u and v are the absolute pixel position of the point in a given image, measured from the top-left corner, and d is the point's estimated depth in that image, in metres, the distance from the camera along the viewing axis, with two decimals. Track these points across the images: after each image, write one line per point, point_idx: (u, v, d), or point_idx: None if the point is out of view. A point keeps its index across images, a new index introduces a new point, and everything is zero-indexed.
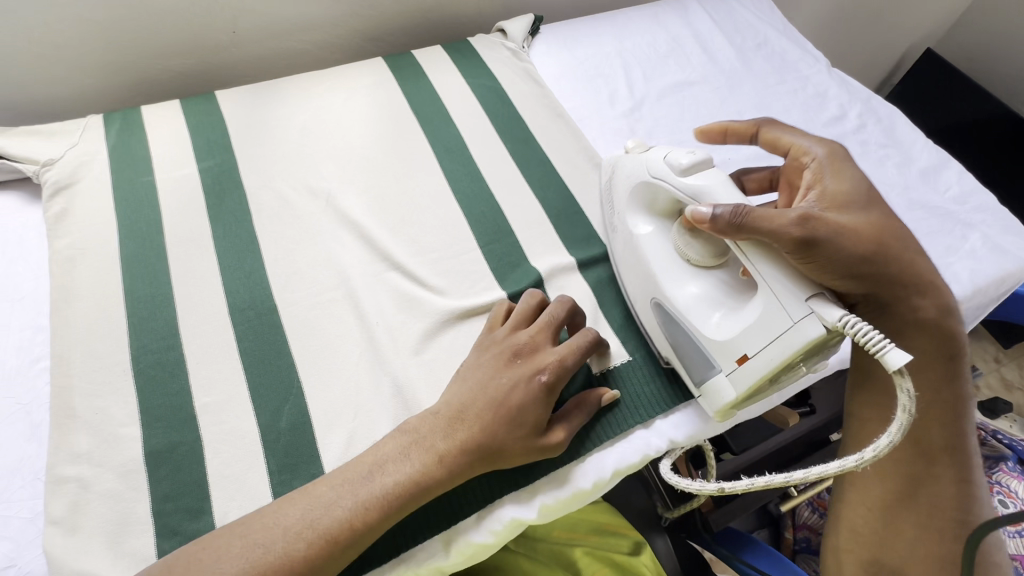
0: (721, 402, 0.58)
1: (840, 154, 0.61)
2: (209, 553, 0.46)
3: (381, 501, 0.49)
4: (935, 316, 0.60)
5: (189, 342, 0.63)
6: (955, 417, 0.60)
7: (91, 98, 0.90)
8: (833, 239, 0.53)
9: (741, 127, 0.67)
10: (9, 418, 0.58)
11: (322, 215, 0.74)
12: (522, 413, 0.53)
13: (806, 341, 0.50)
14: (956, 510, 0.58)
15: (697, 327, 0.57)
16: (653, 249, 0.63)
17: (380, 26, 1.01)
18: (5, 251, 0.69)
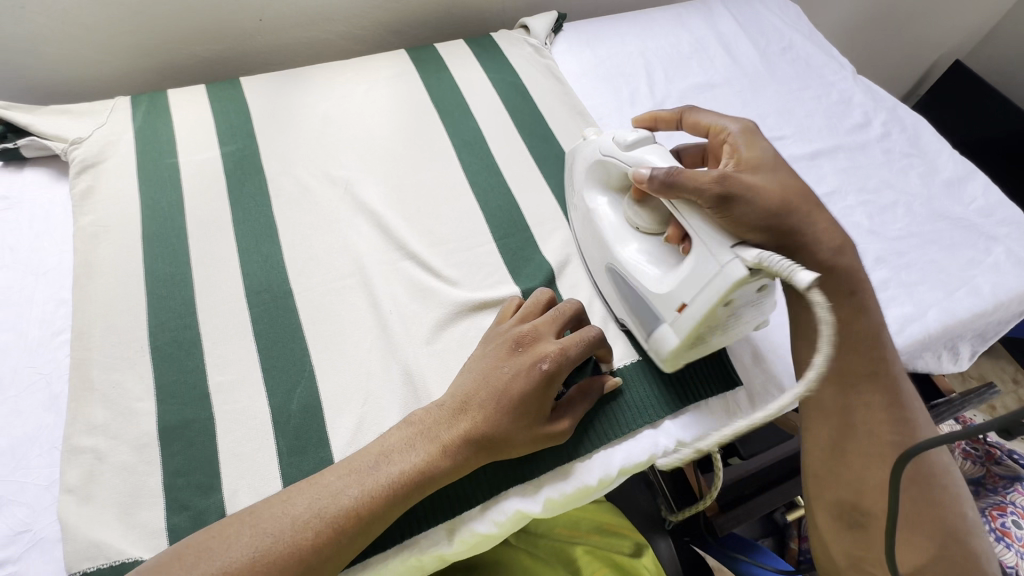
0: (665, 351, 0.59)
1: (755, 130, 0.62)
2: (216, 544, 0.45)
3: (388, 489, 0.49)
4: (836, 255, 0.58)
5: (205, 321, 0.64)
6: (874, 343, 0.58)
7: (119, 81, 0.92)
8: (747, 194, 0.54)
9: (666, 114, 0.69)
10: (30, 387, 0.59)
11: (340, 202, 0.75)
12: (523, 402, 0.53)
13: (732, 282, 0.50)
14: (893, 432, 0.55)
15: (642, 283, 0.59)
16: (608, 218, 0.66)
17: (405, 18, 1.02)
18: (31, 225, 0.71)
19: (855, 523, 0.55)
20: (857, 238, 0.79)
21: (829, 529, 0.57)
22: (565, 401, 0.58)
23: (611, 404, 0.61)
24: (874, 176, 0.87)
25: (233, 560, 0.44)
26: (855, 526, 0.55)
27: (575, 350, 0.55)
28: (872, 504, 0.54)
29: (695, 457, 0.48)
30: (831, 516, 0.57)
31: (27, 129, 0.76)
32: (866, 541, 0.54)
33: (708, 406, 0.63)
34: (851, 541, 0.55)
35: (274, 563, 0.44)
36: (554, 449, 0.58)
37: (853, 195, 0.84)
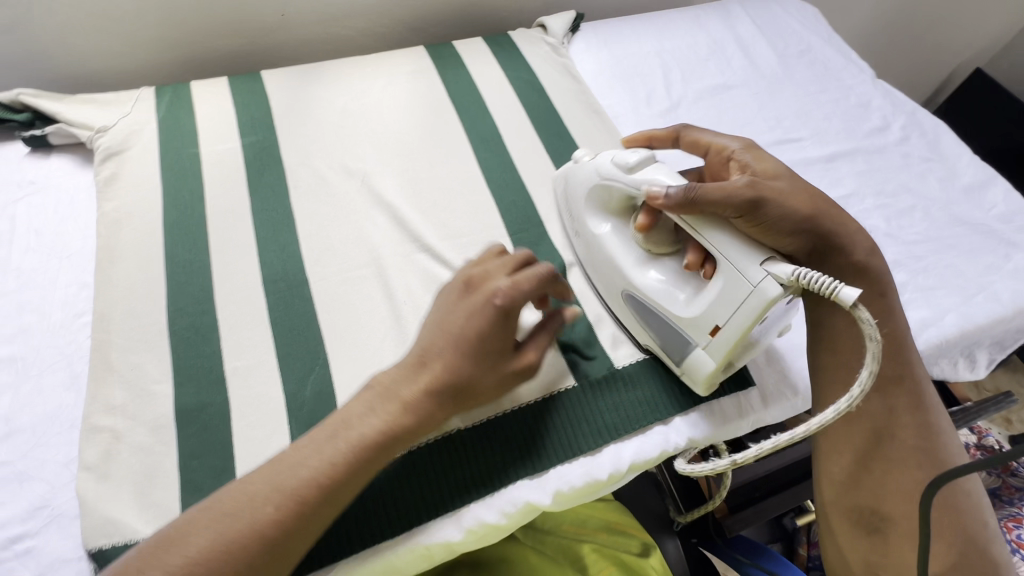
0: (699, 376, 0.58)
1: (755, 145, 0.62)
2: (175, 538, 0.43)
3: (351, 454, 0.48)
4: (867, 254, 0.60)
5: (222, 308, 0.65)
6: (900, 347, 0.58)
7: (144, 73, 0.94)
8: (771, 209, 0.55)
9: (660, 135, 0.68)
10: (52, 367, 0.61)
11: (357, 194, 0.76)
12: (482, 343, 0.53)
13: (768, 301, 0.52)
14: (919, 439, 0.55)
15: (666, 306, 0.59)
16: (616, 246, 0.64)
17: (424, 16, 1.03)
18: (56, 210, 0.73)
19: (872, 528, 0.55)
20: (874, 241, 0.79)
21: (842, 532, 0.56)
22: (527, 340, 0.58)
23: (623, 402, 0.61)
24: (893, 180, 0.86)
25: (190, 552, 0.43)
26: (873, 531, 0.55)
27: (528, 284, 0.55)
28: (893, 509, 0.54)
29: (733, 468, 0.55)
30: (848, 522, 0.56)
31: (55, 117, 0.77)
32: (882, 547, 0.54)
33: (721, 405, 0.63)
34: (867, 546, 0.55)
35: (230, 544, 0.43)
36: (562, 442, 0.58)
37: (870, 198, 0.83)
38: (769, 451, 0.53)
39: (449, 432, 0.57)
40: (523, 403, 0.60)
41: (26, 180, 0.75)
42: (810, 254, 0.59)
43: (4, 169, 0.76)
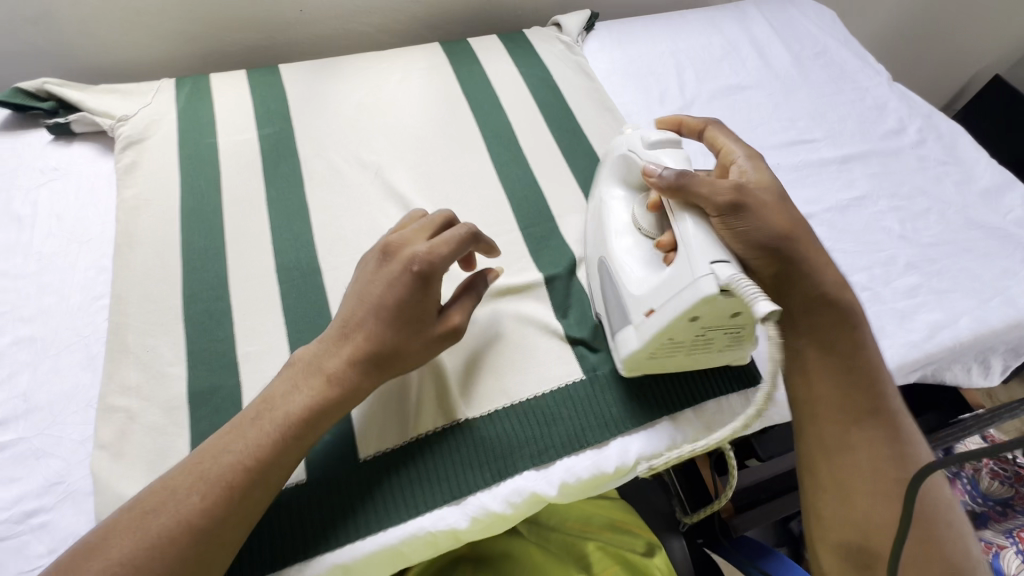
0: (627, 352, 0.57)
1: (761, 158, 0.62)
2: (97, 546, 0.44)
3: (277, 434, 0.50)
4: (837, 287, 0.59)
5: (236, 294, 0.66)
6: (868, 378, 0.56)
7: (165, 65, 0.96)
8: (752, 219, 0.54)
9: (692, 122, 0.68)
10: (69, 347, 0.62)
11: (370, 186, 0.77)
12: (401, 311, 0.54)
13: (699, 298, 0.49)
14: (898, 469, 0.53)
15: (622, 278, 0.58)
16: (615, 208, 0.65)
17: (440, 13, 1.04)
18: (77, 196, 0.74)
19: (862, 564, 0.52)
20: (888, 243, 0.78)
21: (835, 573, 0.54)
22: (450, 305, 0.59)
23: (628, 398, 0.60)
24: (907, 182, 0.85)
25: (114, 555, 0.43)
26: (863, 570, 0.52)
27: (445, 250, 0.55)
28: (881, 544, 0.51)
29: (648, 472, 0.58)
30: (837, 557, 0.54)
31: (79, 106, 0.79)
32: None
33: (730, 402, 0.62)
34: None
35: (153, 538, 0.44)
36: (564, 436, 0.58)
37: (884, 200, 0.83)
38: (696, 448, 0.55)
39: (461, 420, 0.58)
40: (524, 397, 0.60)
41: (48, 166, 0.76)
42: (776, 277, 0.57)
43: (27, 155, 0.77)
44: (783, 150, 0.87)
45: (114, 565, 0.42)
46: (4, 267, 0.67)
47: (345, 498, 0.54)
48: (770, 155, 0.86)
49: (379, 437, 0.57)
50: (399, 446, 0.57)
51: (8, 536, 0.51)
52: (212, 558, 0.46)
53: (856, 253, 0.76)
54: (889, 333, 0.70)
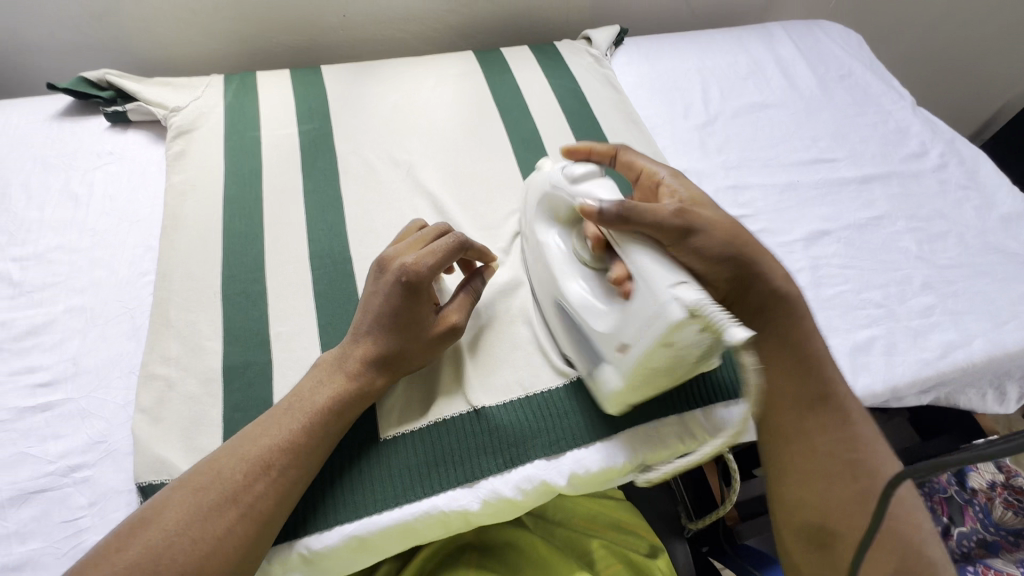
0: (609, 391, 0.56)
1: (684, 174, 0.64)
2: (151, 518, 0.47)
3: (306, 421, 0.53)
4: (788, 285, 0.60)
5: (271, 277, 0.70)
6: (812, 368, 0.58)
7: (215, 62, 1.01)
8: (701, 228, 0.56)
9: (601, 149, 0.66)
10: (116, 318, 0.66)
11: (401, 183, 0.80)
12: (400, 317, 0.57)
13: (671, 325, 0.48)
14: (851, 451, 0.55)
15: (587, 319, 0.57)
16: (559, 255, 0.63)
17: (474, 23, 1.08)
18: (129, 179, 0.79)
19: (820, 543, 0.54)
20: (904, 263, 0.79)
21: (798, 550, 0.55)
22: (448, 306, 0.62)
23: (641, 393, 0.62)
24: (926, 205, 0.86)
25: (169, 526, 0.47)
26: (822, 546, 0.53)
27: (433, 258, 0.57)
28: (839, 523, 0.53)
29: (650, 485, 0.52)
30: (801, 539, 0.55)
31: (136, 96, 0.84)
32: (833, 562, 0.52)
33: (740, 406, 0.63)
34: (820, 563, 0.53)
35: (206, 513, 0.47)
36: (576, 429, 0.60)
37: (903, 221, 0.84)
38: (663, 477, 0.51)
39: (477, 407, 0.61)
40: (539, 389, 0.62)
41: (104, 150, 0.82)
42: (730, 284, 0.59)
43: (86, 139, 0.83)
44: (803, 168, 0.89)
45: (171, 538, 0.46)
46: (60, 241, 0.72)
47: (363, 473, 0.57)
48: (789, 173, 0.88)
49: (399, 421, 0.60)
50: (417, 428, 0.59)
51: (53, 488, 0.55)
52: (262, 534, 0.49)
53: (872, 271, 0.77)
54: (901, 349, 0.71)
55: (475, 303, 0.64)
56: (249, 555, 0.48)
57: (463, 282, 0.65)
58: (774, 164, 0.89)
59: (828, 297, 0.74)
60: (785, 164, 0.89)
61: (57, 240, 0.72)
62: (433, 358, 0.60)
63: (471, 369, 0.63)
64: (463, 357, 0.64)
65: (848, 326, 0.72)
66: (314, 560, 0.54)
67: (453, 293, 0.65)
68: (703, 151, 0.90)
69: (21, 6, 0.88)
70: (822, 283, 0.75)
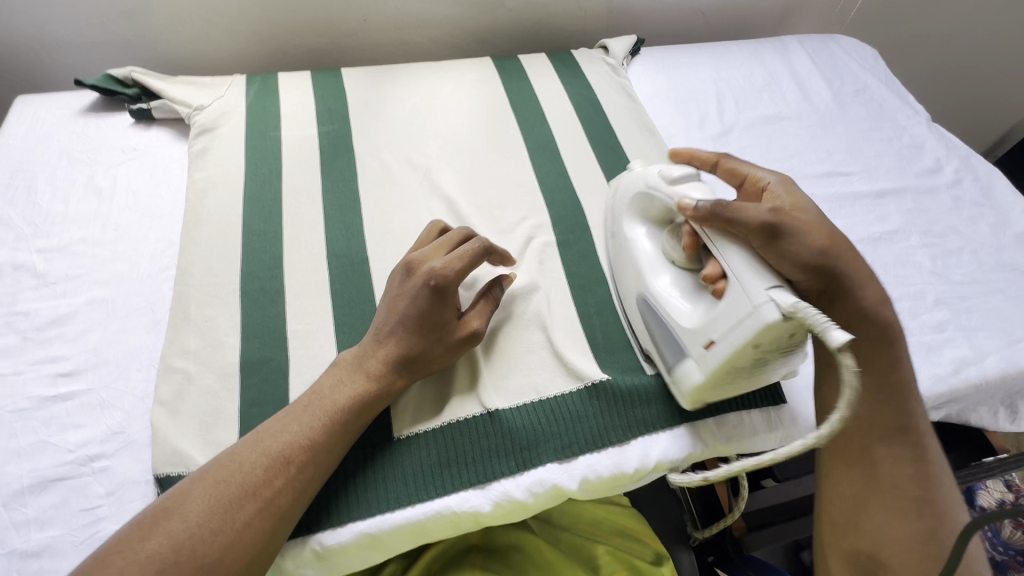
0: (689, 385, 0.58)
1: (792, 181, 0.63)
2: (173, 508, 0.48)
3: (327, 417, 0.54)
4: (875, 303, 0.59)
5: (289, 275, 0.71)
6: (899, 396, 0.57)
7: (235, 62, 1.03)
8: (796, 237, 0.56)
9: (704, 155, 0.69)
10: (137, 311, 0.67)
11: (418, 186, 0.81)
12: (426, 318, 0.58)
13: (764, 325, 0.50)
14: (921, 490, 0.54)
15: (672, 314, 0.59)
16: (646, 250, 0.65)
17: (492, 30, 1.09)
18: (152, 175, 0.81)
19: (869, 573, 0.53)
20: (918, 278, 0.79)
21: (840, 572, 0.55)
22: (469, 312, 0.63)
23: (654, 401, 0.63)
24: (941, 221, 0.86)
25: (190, 517, 0.47)
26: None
27: (460, 262, 0.59)
28: (894, 558, 0.52)
29: (703, 485, 0.54)
30: (847, 566, 0.55)
31: (160, 94, 0.86)
32: None
33: (752, 416, 0.64)
34: None
35: (226, 505, 0.48)
36: (589, 435, 0.61)
37: (916, 236, 0.84)
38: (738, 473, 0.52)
39: (490, 410, 0.61)
40: (554, 394, 0.63)
41: (128, 146, 0.83)
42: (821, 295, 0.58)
43: (111, 135, 0.84)
44: (817, 182, 0.89)
45: (192, 529, 0.47)
46: (84, 234, 0.73)
47: (377, 471, 0.58)
48: (803, 185, 0.89)
49: (413, 421, 0.60)
50: (431, 428, 0.60)
51: (72, 477, 0.56)
52: (279, 529, 0.50)
53: (885, 285, 0.78)
54: (914, 364, 0.71)
55: (494, 310, 0.65)
56: (266, 549, 0.49)
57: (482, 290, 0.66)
58: (788, 176, 0.90)
59: None
60: (799, 176, 0.90)
61: (80, 233, 0.73)
62: (453, 361, 0.61)
63: (489, 370, 0.64)
64: (479, 359, 0.64)
65: None
66: (325, 556, 0.55)
67: (472, 301, 0.66)
68: None
69: (52, 3, 0.90)
70: None
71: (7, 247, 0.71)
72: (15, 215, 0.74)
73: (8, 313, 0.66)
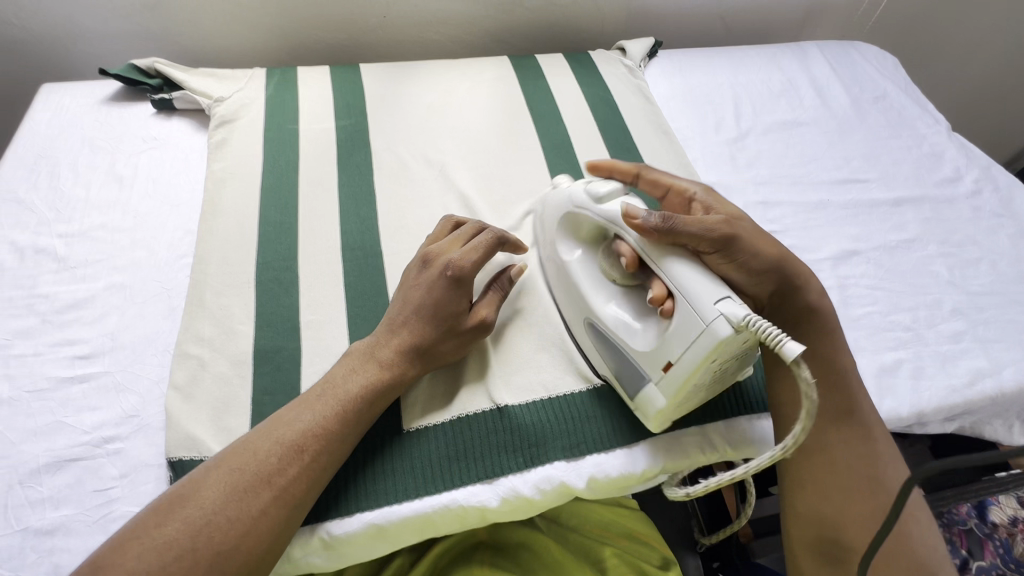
0: (654, 410, 0.57)
1: (712, 188, 0.66)
2: (189, 495, 0.49)
3: (341, 407, 0.55)
4: (819, 299, 0.62)
5: (304, 266, 0.71)
6: (841, 382, 0.59)
7: (256, 56, 1.04)
8: (746, 242, 0.58)
9: (623, 166, 0.68)
10: (154, 297, 0.68)
11: (433, 182, 0.82)
12: (440, 310, 0.60)
13: (719, 341, 0.49)
14: (871, 466, 0.56)
15: (628, 340, 0.58)
16: (585, 274, 0.64)
17: (511, 29, 1.10)
18: (172, 164, 0.82)
19: (832, 558, 0.54)
20: (935, 287, 0.78)
21: (809, 564, 0.56)
22: (479, 303, 0.64)
23: None
24: (959, 231, 0.85)
25: (207, 504, 0.48)
26: (834, 561, 0.54)
27: (475, 255, 0.61)
28: (852, 536, 0.53)
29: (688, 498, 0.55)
30: (813, 554, 0.55)
31: (182, 84, 0.87)
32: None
33: (762, 422, 0.63)
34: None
35: (242, 492, 0.49)
36: (598, 436, 0.61)
37: (934, 245, 0.83)
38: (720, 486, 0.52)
39: (499, 405, 0.61)
40: (565, 393, 0.63)
41: (149, 135, 0.85)
42: (767, 300, 0.61)
43: (133, 124, 0.86)
44: (834, 188, 0.89)
45: (208, 516, 0.48)
46: (104, 220, 0.74)
47: (384, 463, 0.58)
48: (820, 191, 0.88)
49: (422, 416, 0.61)
50: (442, 421, 0.60)
51: (87, 457, 0.57)
52: (293, 516, 0.51)
53: (901, 294, 0.77)
54: (929, 374, 0.70)
55: (502, 300, 0.66)
56: (280, 537, 0.50)
57: (491, 281, 0.67)
58: (804, 182, 0.89)
59: (857, 318, 0.74)
60: (815, 182, 0.89)
61: (101, 219, 0.74)
62: (464, 352, 0.63)
63: (495, 365, 0.64)
64: (488, 352, 0.65)
65: (875, 348, 0.71)
66: (333, 545, 0.55)
67: (481, 291, 0.67)
68: (733, 165, 0.90)
69: None
70: (850, 303, 0.75)
71: (30, 231, 0.72)
72: (38, 200, 0.75)
73: (29, 296, 0.67)
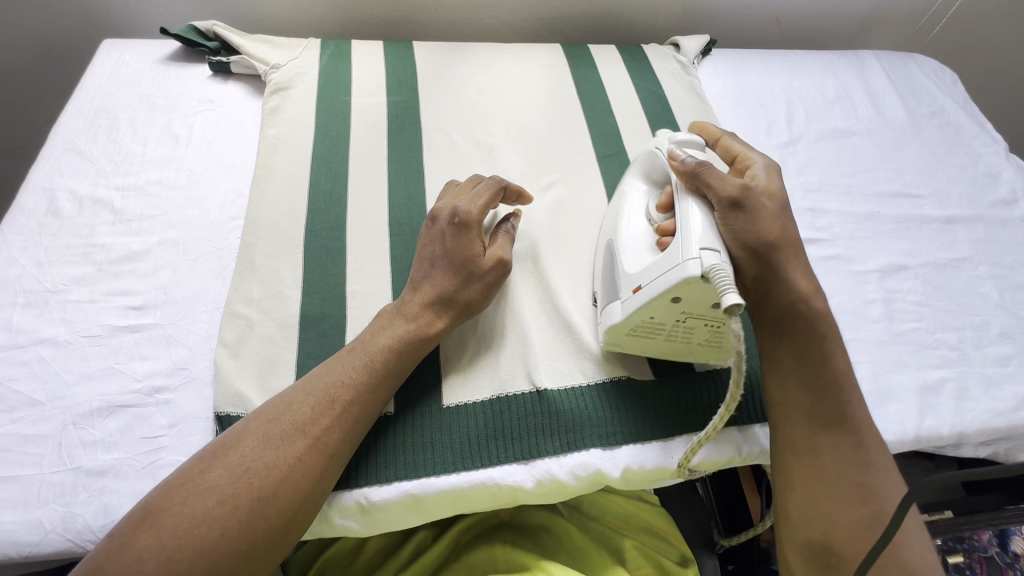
0: (609, 326, 0.60)
1: (777, 166, 0.64)
2: (229, 446, 0.50)
3: (372, 362, 0.56)
4: (808, 291, 0.59)
5: (351, 237, 0.72)
6: (833, 387, 0.57)
7: (309, 25, 1.04)
8: (756, 212, 0.57)
9: (711, 128, 0.69)
10: (204, 257, 0.69)
11: (481, 164, 0.82)
12: (456, 254, 0.61)
13: (682, 279, 0.51)
14: (861, 474, 0.54)
15: (622, 259, 0.60)
16: (631, 202, 0.66)
17: (563, 17, 1.09)
18: (226, 127, 0.83)
19: (824, 564, 0.53)
20: (982, 309, 0.77)
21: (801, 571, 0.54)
22: (491, 245, 0.65)
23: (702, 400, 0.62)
24: (1012, 254, 0.84)
25: (246, 453, 0.50)
26: (825, 569, 0.53)
27: (479, 201, 0.63)
28: (845, 546, 0.52)
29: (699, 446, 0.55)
30: (804, 558, 0.54)
31: (239, 49, 0.88)
32: None
33: None
34: None
35: (279, 441, 0.50)
36: (632, 429, 0.61)
37: (985, 267, 0.81)
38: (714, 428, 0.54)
39: (539, 389, 0.61)
40: (603, 381, 0.63)
41: (205, 97, 0.86)
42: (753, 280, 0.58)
43: (190, 85, 0.87)
44: (885, 202, 0.87)
45: (249, 463, 0.49)
46: (160, 177, 0.76)
47: (420, 436, 0.59)
48: (869, 203, 0.87)
49: (462, 393, 0.61)
50: (481, 400, 0.61)
51: (138, 405, 0.58)
52: (330, 466, 0.52)
53: (948, 312, 0.75)
54: (973, 397, 0.69)
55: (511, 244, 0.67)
56: (319, 485, 0.51)
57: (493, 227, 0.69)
58: (853, 192, 0.88)
59: (901, 333, 0.73)
60: (866, 194, 0.88)
61: (156, 176, 0.76)
62: (490, 298, 0.63)
63: (529, 338, 0.64)
64: (523, 327, 0.65)
65: (919, 364, 0.70)
66: (370, 511, 0.56)
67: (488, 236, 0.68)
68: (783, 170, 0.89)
69: None
70: (895, 318, 0.74)
71: (88, 181, 0.74)
72: (96, 152, 0.77)
73: (86, 245, 0.69)
